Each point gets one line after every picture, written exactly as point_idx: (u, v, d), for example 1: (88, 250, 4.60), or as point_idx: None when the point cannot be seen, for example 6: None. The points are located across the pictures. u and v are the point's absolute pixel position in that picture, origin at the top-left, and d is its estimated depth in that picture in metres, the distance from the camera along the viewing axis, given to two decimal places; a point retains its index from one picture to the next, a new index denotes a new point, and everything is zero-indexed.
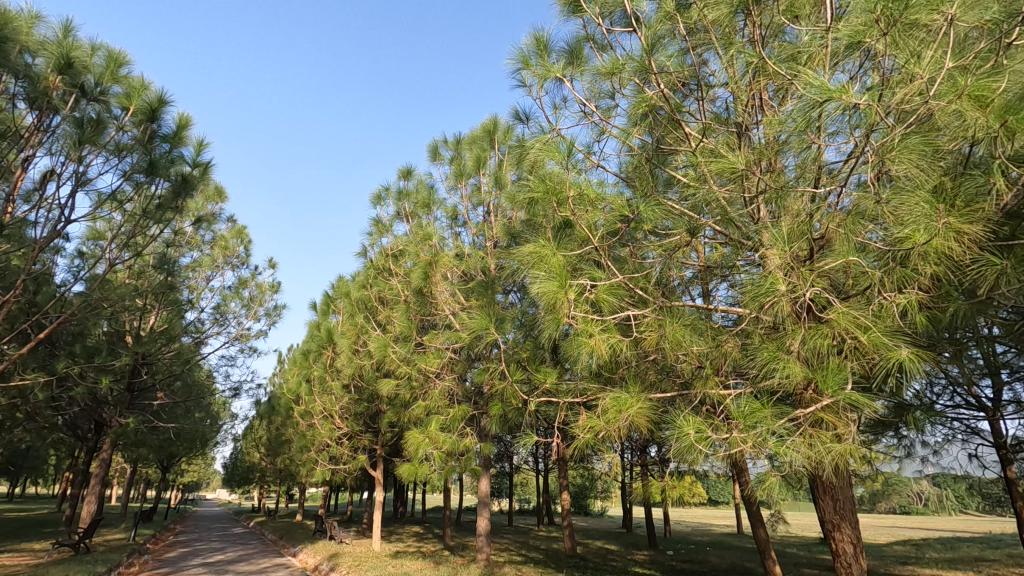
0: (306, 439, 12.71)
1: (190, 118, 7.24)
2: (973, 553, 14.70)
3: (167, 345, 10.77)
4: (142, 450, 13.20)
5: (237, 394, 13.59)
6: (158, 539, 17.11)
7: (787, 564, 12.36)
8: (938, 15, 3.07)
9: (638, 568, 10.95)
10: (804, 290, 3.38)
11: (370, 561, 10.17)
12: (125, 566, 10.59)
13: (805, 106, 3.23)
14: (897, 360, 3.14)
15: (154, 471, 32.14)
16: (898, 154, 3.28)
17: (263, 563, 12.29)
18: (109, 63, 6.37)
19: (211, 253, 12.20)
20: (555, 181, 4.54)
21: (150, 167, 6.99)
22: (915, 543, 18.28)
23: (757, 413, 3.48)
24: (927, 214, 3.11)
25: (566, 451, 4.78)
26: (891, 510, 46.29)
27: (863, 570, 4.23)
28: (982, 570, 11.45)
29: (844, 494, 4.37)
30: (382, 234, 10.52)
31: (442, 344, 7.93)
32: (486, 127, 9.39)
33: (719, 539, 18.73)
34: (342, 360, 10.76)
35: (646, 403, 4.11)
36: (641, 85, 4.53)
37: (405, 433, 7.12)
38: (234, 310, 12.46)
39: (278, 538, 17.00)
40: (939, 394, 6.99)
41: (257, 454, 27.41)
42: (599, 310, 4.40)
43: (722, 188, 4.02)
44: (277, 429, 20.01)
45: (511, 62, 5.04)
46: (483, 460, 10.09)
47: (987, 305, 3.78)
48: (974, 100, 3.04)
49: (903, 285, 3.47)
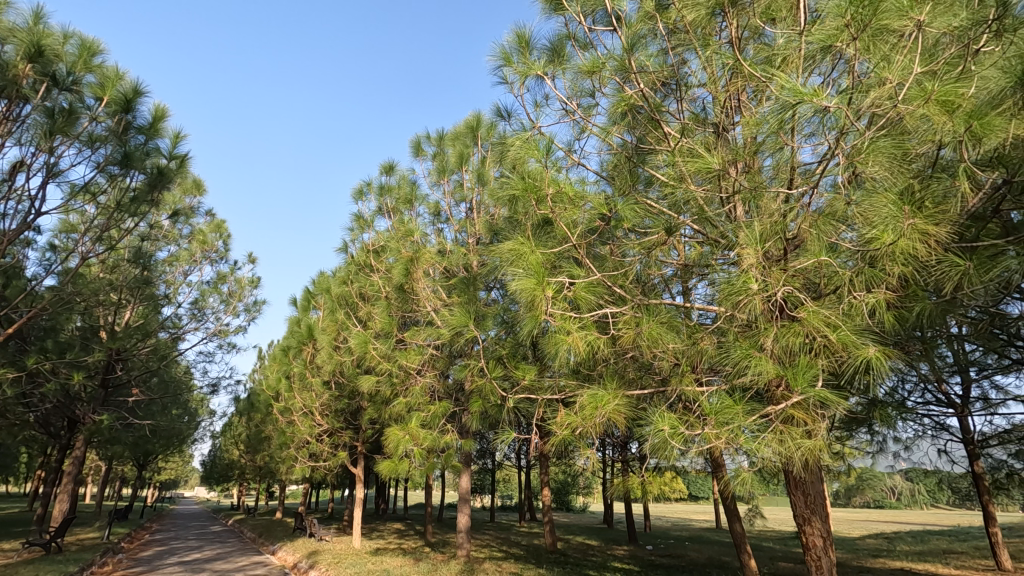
0: (285, 436, 12.57)
1: (167, 110, 7.11)
2: (941, 546, 15.12)
3: (143, 340, 10.57)
4: (116, 447, 12.93)
5: (215, 391, 13.38)
6: (133, 539, 16.78)
7: (763, 557, 12.59)
8: (908, 20, 3.16)
9: (617, 563, 11.06)
10: (776, 289, 3.45)
11: (349, 559, 10.09)
12: (99, 565, 10.40)
13: (779, 108, 3.27)
14: (864, 358, 3.22)
15: (130, 470, 31.50)
16: (868, 156, 3.35)
17: (240, 561, 12.13)
18: (81, 52, 6.21)
19: (189, 248, 11.99)
20: (536, 178, 4.55)
21: (125, 159, 6.85)
22: (887, 537, 18.69)
23: (729, 409, 3.53)
24: (894, 216, 3.19)
25: (544, 447, 4.79)
26: (865, 505, 47.32)
27: (835, 562, 4.33)
28: (950, 563, 11.79)
29: (815, 489, 4.44)
30: (363, 229, 10.44)
31: (423, 341, 7.88)
32: (469, 123, 9.39)
33: (697, 534, 19.07)
34: (322, 356, 10.69)
35: (622, 400, 4.16)
36: (622, 84, 4.64)
37: (385, 430, 7.08)
38: (213, 306, 12.26)
39: (257, 536, 16.80)
40: (911, 392, 7.14)
41: (237, 452, 27.06)
42: (578, 307, 4.43)
43: (700, 188, 4.08)
44: (257, 426, 19.79)
45: (493, 59, 5.02)
46: (464, 457, 10.07)
47: (953, 306, 3.89)
48: (941, 104, 3.13)
49: (872, 284, 3.55)
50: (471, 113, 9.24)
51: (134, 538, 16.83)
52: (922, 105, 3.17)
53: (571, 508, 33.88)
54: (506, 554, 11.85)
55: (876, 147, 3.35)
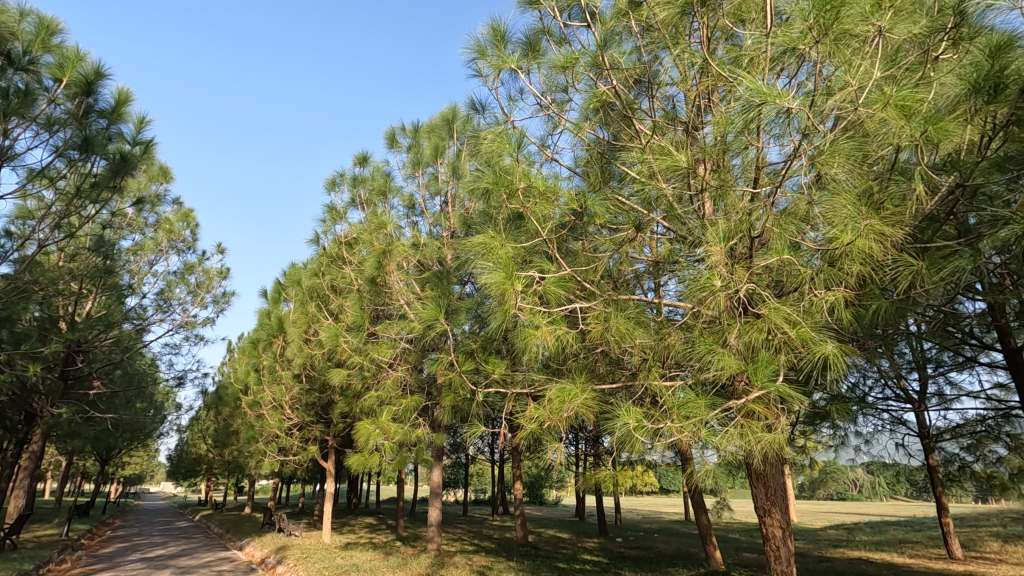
0: (253, 430, 12.31)
1: (131, 94, 6.88)
2: (898, 536, 15.78)
3: (105, 331, 10.22)
4: (76, 441, 12.50)
5: (182, 384, 13.03)
6: (94, 536, 16.30)
7: (729, 548, 12.87)
8: (870, 26, 3.26)
9: (586, 555, 11.20)
10: (740, 284, 3.51)
11: (318, 553, 10.00)
12: (57, 563, 10.07)
13: (745, 107, 3.30)
14: (822, 353, 3.31)
15: (92, 464, 30.61)
16: (829, 158, 3.44)
17: (206, 558, 11.89)
18: (39, 31, 5.96)
19: (155, 237, 11.62)
20: (507, 172, 4.54)
21: (85, 143, 6.58)
22: (847, 527, 19.35)
23: (691, 404, 3.61)
24: (852, 216, 3.29)
25: (514, 441, 4.80)
26: (829, 496, 48.64)
27: (793, 553, 4.44)
28: (905, 552, 12.26)
29: (775, 481, 4.55)
30: (335, 221, 10.29)
31: (396, 335, 7.80)
32: (445, 115, 9.37)
33: (666, 526, 19.48)
34: (293, 349, 10.57)
35: (590, 395, 4.23)
36: (595, 80, 4.64)
37: (355, 424, 6.98)
38: (180, 297, 11.91)
39: (224, 532, 16.50)
40: (872, 388, 7.37)
41: (204, 447, 26.59)
42: (547, 301, 4.45)
43: (671, 186, 4.14)
44: (225, 420, 19.45)
45: (466, 51, 4.95)
46: (436, 451, 10.06)
47: (908, 304, 4.02)
48: (899, 108, 3.23)
49: (832, 284, 3.66)
50: (447, 105, 9.20)
51: (94, 535, 16.34)
52: (881, 108, 3.27)
53: (543, 502, 34.26)
54: (477, 547, 11.92)
55: (837, 149, 3.45)
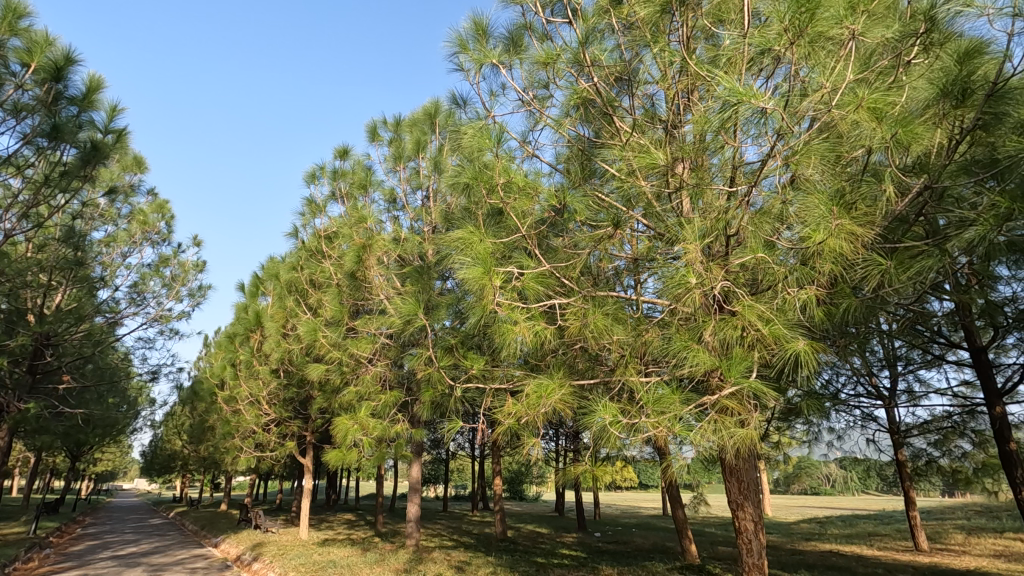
0: (229, 426, 12.12)
1: (103, 82, 6.70)
2: (868, 529, 16.22)
3: (75, 325, 9.94)
4: (44, 437, 12.14)
5: (156, 378, 12.75)
6: (62, 534, 15.88)
7: (704, 542, 13.06)
8: (845, 29, 3.29)
9: (565, 550, 11.29)
10: (715, 282, 3.56)
11: (295, 550, 9.89)
12: (24, 561, 9.81)
13: (722, 107, 3.34)
14: (793, 350, 3.36)
15: (61, 461, 29.78)
16: (803, 158, 3.51)
17: (179, 555, 11.67)
18: (6, 15, 5.64)
19: (128, 228, 11.33)
20: (487, 168, 4.55)
21: (54, 131, 6.42)
22: (820, 521, 19.82)
23: (667, 399, 3.65)
24: (824, 215, 3.35)
25: (492, 436, 4.80)
26: (803, 492, 49.71)
27: (765, 546, 4.52)
28: (874, 544, 12.60)
29: (748, 476, 4.63)
30: (315, 214, 10.17)
31: (375, 330, 7.72)
32: (427, 109, 9.29)
33: (645, 520, 19.73)
34: (270, 343, 10.43)
35: (568, 390, 4.27)
36: (576, 77, 4.69)
37: (333, 420, 6.87)
38: (154, 290, 11.65)
39: (199, 529, 16.23)
40: (845, 384, 7.51)
41: (179, 443, 26.09)
42: (525, 297, 4.47)
43: (651, 184, 4.17)
44: (201, 415, 19.13)
45: (448, 44, 4.92)
46: (415, 447, 10.03)
47: (878, 303, 4.11)
48: (871, 111, 3.30)
49: (804, 283, 3.72)
50: (429, 99, 9.13)
51: (64, 532, 15.97)
52: (853, 111, 3.33)
53: (523, 497, 34.48)
54: (456, 542, 11.91)
55: (811, 149, 3.52)
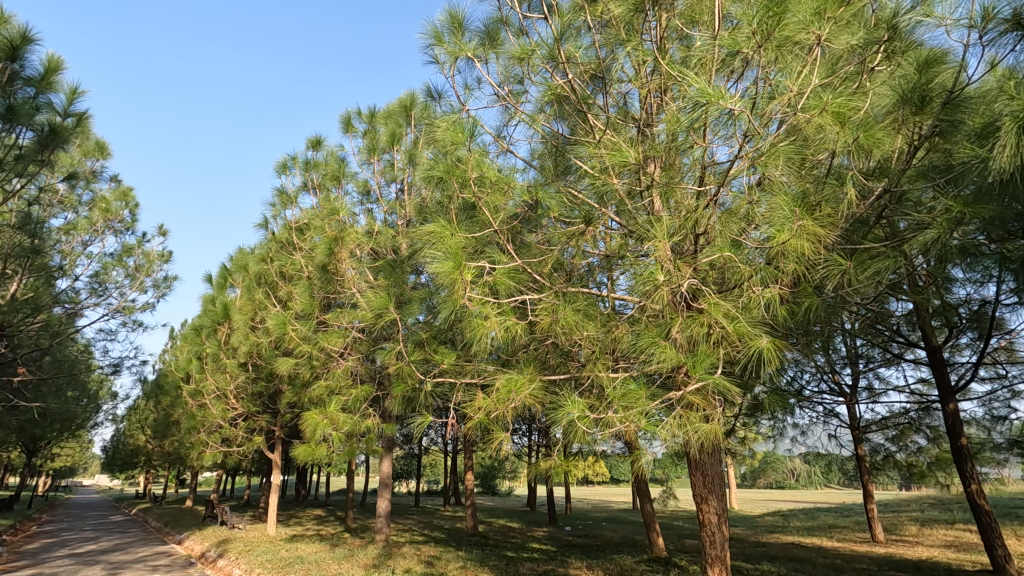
0: (194, 420, 11.84)
1: (62, 62, 6.43)
2: (828, 521, 16.78)
3: (30, 315, 9.55)
4: None
5: (117, 372, 12.35)
6: (17, 531, 15.27)
7: (672, 535, 13.30)
8: (810, 34, 3.37)
9: (536, 545, 11.37)
10: (682, 280, 3.63)
11: (261, 547, 9.71)
12: None
13: (693, 108, 3.39)
14: (757, 347, 3.45)
15: (16, 456, 28.66)
16: (770, 159, 3.60)
17: (140, 553, 11.36)
18: None
19: (90, 216, 10.94)
20: (460, 162, 4.52)
21: (9, 113, 6.13)
22: (784, 513, 20.43)
23: (634, 395, 3.69)
24: (788, 216, 3.45)
25: (462, 431, 4.79)
26: (768, 486, 51.02)
27: (727, 538, 4.62)
28: (834, 536, 13.01)
29: (713, 469, 4.73)
30: (286, 205, 9.99)
31: (347, 323, 7.63)
32: (402, 101, 9.18)
33: (615, 515, 20.01)
34: (238, 336, 10.22)
35: (537, 385, 4.31)
36: (551, 73, 4.64)
37: (302, 414, 6.76)
38: (116, 280, 11.28)
39: (162, 526, 15.81)
40: (808, 381, 7.72)
41: (143, 437, 25.40)
42: (496, 292, 4.47)
43: (623, 181, 4.20)
44: (166, 410, 18.66)
45: (423, 36, 4.85)
46: (386, 442, 9.95)
47: (838, 303, 4.23)
48: (835, 115, 3.40)
49: (768, 281, 3.82)
50: (404, 91, 9.01)
51: (18, 531, 15.39)
52: (818, 114, 3.42)
53: (496, 491, 34.62)
54: (427, 537, 11.90)
55: (777, 151, 3.60)
